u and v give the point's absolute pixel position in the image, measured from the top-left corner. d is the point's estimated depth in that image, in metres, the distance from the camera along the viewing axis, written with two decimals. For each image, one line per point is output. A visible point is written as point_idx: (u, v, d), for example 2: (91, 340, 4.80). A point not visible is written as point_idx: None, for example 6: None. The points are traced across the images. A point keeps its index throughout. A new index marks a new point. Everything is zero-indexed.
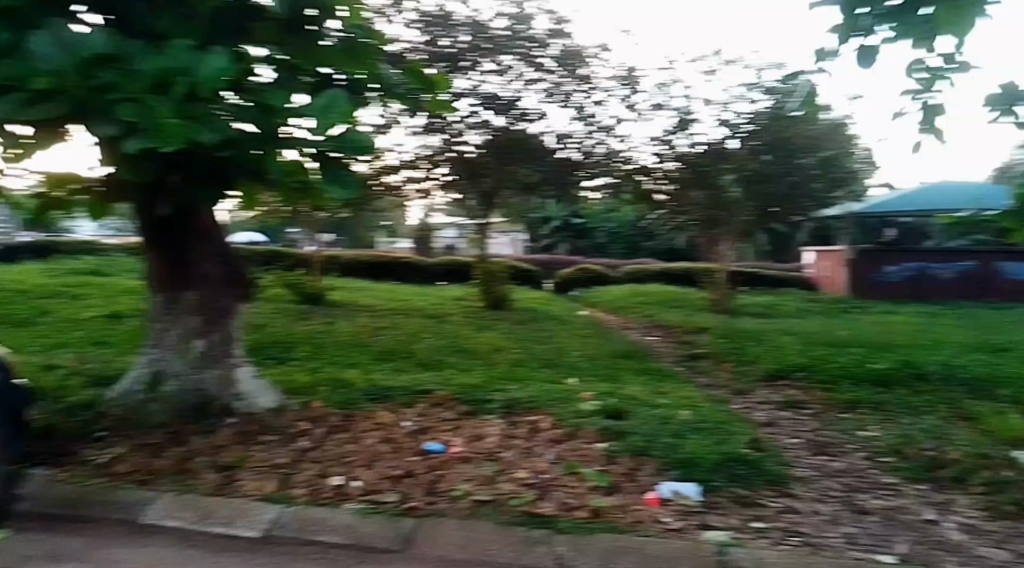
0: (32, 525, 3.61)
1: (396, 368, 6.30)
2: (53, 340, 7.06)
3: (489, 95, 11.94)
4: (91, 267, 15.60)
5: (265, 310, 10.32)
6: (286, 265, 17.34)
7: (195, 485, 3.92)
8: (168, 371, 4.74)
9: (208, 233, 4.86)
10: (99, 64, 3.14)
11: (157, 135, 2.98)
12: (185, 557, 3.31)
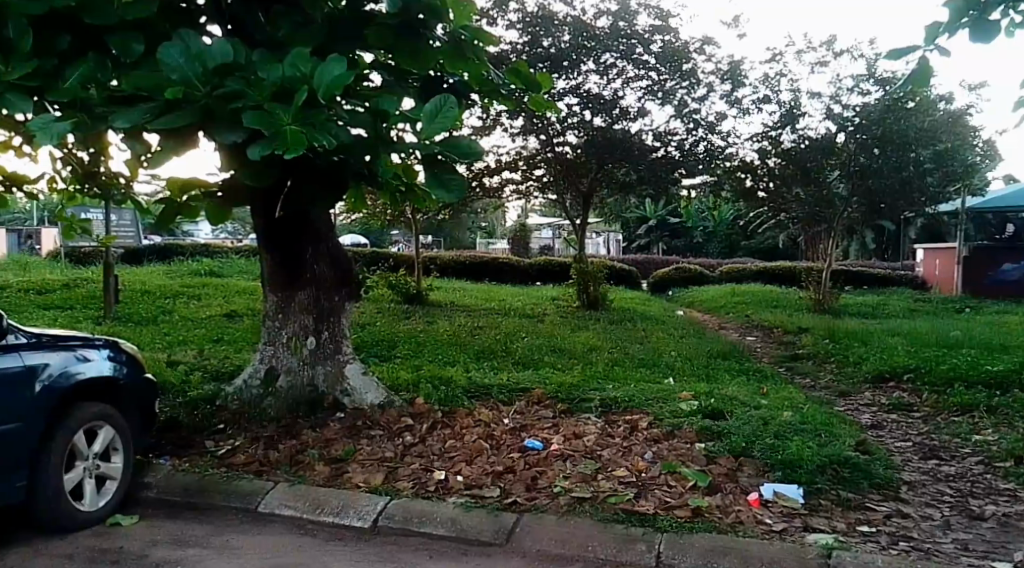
0: (160, 512, 3.87)
1: (494, 366, 6.45)
2: (175, 338, 7.51)
3: (590, 94, 11.95)
4: (210, 268, 16.45)
5: (372, 310, 10.67)
6: (388, 266, 17.85)
7: (308, 475, 4.09)
8: (281, 367, 5.02)
9: (319, 235, 5.09)
10: (224, 75, 3.35)
11: (281, 139, 3.09)
12: (300, 546, 3.49)
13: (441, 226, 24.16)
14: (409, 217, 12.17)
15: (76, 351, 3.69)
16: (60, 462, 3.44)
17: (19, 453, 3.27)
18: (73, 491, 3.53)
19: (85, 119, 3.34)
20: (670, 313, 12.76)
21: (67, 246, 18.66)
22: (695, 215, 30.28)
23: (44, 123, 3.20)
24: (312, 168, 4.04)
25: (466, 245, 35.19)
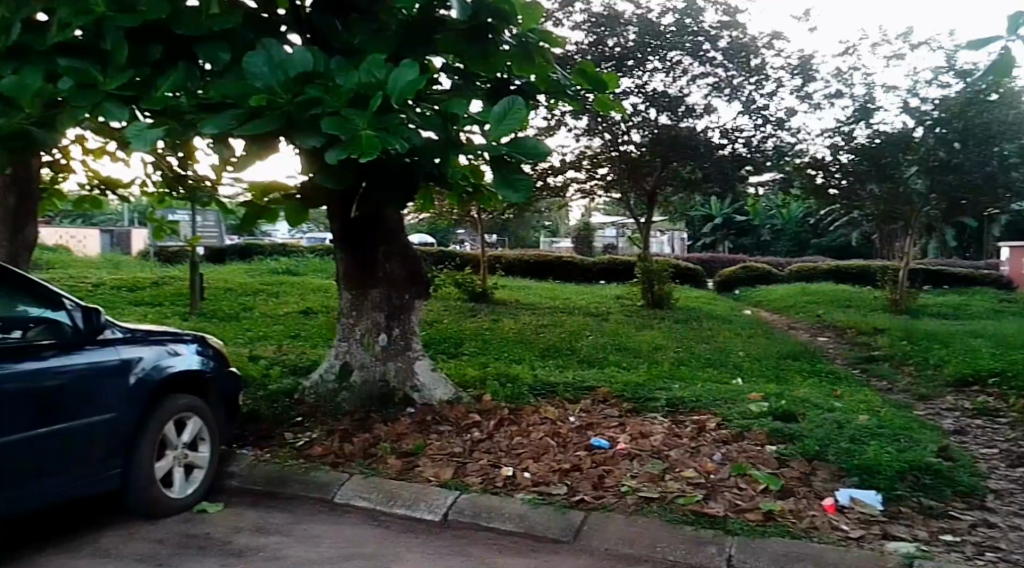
0: (242, 501, 3.98)
1: (559, 364, 6.45)
2: (256, 333, 7.75)
3: (654, 93, 11.86)
4: (285, 267, 16.87)
5: (442, 308, 10.81)
6: (454, 265, 18.01)
7: (381, 468, 4.16)
8: (355, 363, 5.12)
9: (391, 233, 5.18)
10: (304, 82, 3.40)
11: (356, 144, 3.16)
12: (375, 536, 3.54)
13: (505, 225, 24.30)
14: (475, 215, 12.29)
15: (167, 346, 3.82)
16: (150, 451, 3.56)
17: (115, 442, 3.40)
18: (163, 479, 3.66)
19: (175, 124, 3.45)
20: (739, 313, 12.52)
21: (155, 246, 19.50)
22: (762, 214, 29.82)
23: (138, 131, 3.28)
24: (384, 170, 4.11)
25: (528, 244, 35.32)
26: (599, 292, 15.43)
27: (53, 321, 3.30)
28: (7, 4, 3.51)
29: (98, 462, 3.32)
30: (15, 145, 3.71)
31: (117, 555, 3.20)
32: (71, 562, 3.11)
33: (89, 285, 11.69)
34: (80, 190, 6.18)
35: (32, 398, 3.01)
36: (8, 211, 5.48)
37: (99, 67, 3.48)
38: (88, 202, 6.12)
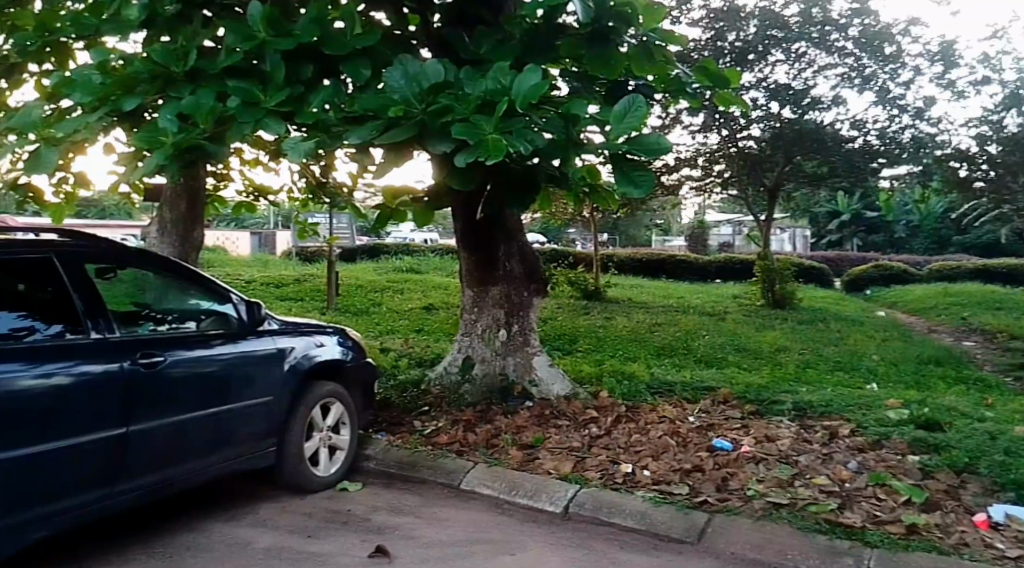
0: (378, 482, 4.62)
1: (676, 364, 6.31)
2: (385, 327, 7.94)
3: (778, 85, 12.81)
4: (410, 266, 17.57)
5: (556, 305, 10.99)
6: (570, 263, 18.23)
7: (503, 458, 4.52)
8: (476, 356, 5.44)
9: (513, 234, 5.43)
10: (436, 93, 3.83)
11: (484, 148, 3.51)
12: (497, 523, 3.94)
13: (622, 222, 24.18)
14: (587, 215, 12.53)
15: (315, 338, 4.74)
16: (298, 432, 4.46)
17: (270, 424, 4.31)
18: (311, 458, 4.55)
19: (325, 137, 4.10)
20: (868, 313, 12.24)
21: (297, 246, 20.83)
22: (897, 210, 28.72)
23: (294, 143, 3.98)
24: (506, 170, 4.29)
25: (644, 243, 35.04)
26: (714, 291, 15.09)
27: (221, 314, 4.25)
28: (187, 36, 4.40)
29: (258, 439, 4.24)
30: (185, 162, 4.18)
31: (273, 526, 4.03)
32: (239, 530, 3.99)
33: (241, 281, 12.51)
34: (239, 198, 6.45)
35: (209, 385, 3.94)
36: (182, 216, 5.84)
37: (260, 86, 4.14)
38: (246, 208, 6.37)
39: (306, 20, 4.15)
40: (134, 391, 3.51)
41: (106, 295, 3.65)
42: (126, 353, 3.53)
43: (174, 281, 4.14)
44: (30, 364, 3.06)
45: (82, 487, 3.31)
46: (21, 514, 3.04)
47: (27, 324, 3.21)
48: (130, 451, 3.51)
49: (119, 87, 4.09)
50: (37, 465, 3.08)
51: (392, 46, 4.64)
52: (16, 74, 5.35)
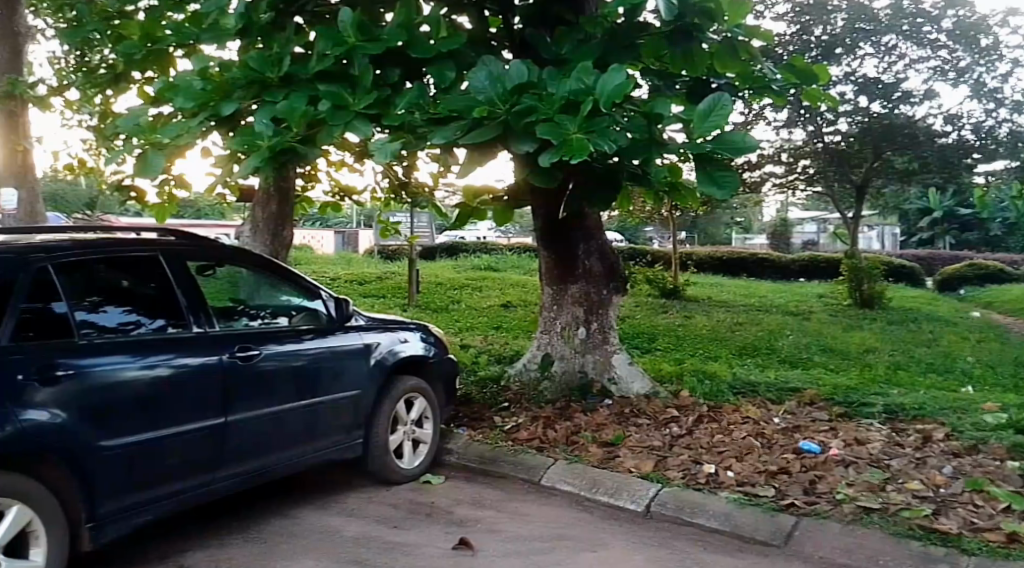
0: (460, 475, 4.72)
1: (759, 364, 6.21)
2: (464, 324, 8.07)
3: (866, 79, 12.60)
4: (488, 264, 17.82)
5: (634, 304, 10.94)
6: (647, 262, 18.14)
7: (583, 456, 4.54)
8: (555, 354, 5.47)
9: (592, 233, 5.45)
10: (520, 93, 3.89)
11: (568, 147, 3.53)
12: (579, 520, 3.95)
13: (700, 220, 23.78)
14: (664, 213, 12.44)
15: (400, 335, 4.87)
16: (385, 425, 4.60)
17: (358, 416, 4.46)
18: (396, 450, 4.68)
19: (411, 139, 4.24)
20: (960, 313, 11.78)
21: (378, 244, 21.38)
22: (993, 207, 27.50)
23: (381, 145, 4.09)
24: (588, 172, 4.33)
25: (723, 241, 34.34)
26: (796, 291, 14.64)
27: (311, 311, 4.41)
28: (280, 43, 4.59)
29: (347, 431, 4.40)
30: (278, 164, 4.36)
31: (362, 515, 4.16)
32: (329, 518, 4.15)
33: (326, 278, 12.92)
34: (325, 198, 6.73)
35: (301, 378, 4.10)
36: (272, 215, 6.10)
37: (350, 89, 4.29)
38: (332, 207, 6.63)
39: (393, 25, 4.27)
40: (232, 382, 3.70)
41: (206, 291, 3.84)
42: (225, 347, 3.71)
43: (268, 278, 4.31)
44: (136, 356, 3.28)
45: (186, 474, 3.50)
46: (133, 497, 3.26)
47: (133, 319, 3.41)
48: (229, 440, 3.69)
49: (218, 93, 4.33)
50: (145, 451, 3.30)
51: (475, 50, 4.71)
52: (122, 82, 5.68)
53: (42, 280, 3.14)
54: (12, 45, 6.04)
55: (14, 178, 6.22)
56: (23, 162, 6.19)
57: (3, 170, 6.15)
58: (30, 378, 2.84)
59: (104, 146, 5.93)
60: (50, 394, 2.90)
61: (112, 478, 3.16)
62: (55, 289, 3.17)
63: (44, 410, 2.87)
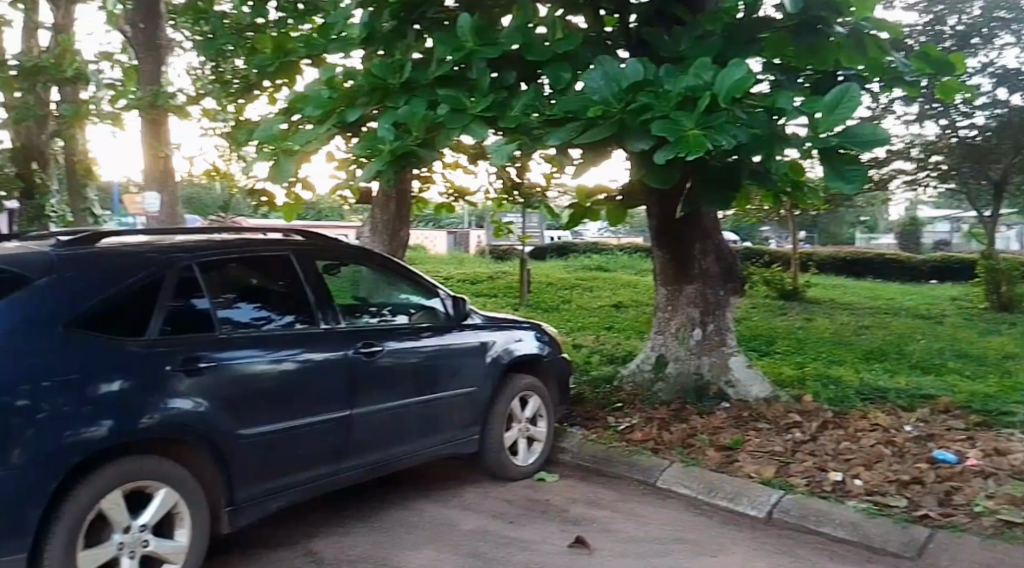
0: (574, 474, 4.75)
1: (888, 369, 5.96)
2: (577, 324, 8.12)
3: (1006, 70, 11.87)
4: (598, 265, 17.89)
5: (751, 306, 10.72)
6: (762, 262, 17.70)
7: (701, 459, 4.49)
8: (670, 355, 5.42)
9: (708, 232, 5.38)
10: (636, 91, 3.84)
11: (684, 144, 3.47)
12: (697, 524, 3.89)
13: (819, 219, 22.99)
14: (784, 212, 12.14)
15: (515, 333, 4.94)
16: (501, 422, 4.69)
17: (474, 413, 4.56)
18: (511, 447, 4.76)
19: (527, 139, 4.28)
20: None
21: (488, 244, 21.82)
22: None
23: (498, 147, 4.13)
24: (708, 172, 4.23)
25: (843, 240, 32.99)
26: (924, 293, 13.91)
27: (429, 309, 4.53)
28: (401, 50, 4.74)
29: (464, 427, 4.51)
30: (399, 168, 4.48)
31: (477, 510, 4.24)
32: (446, 511, 4.25)
33: (440, 277, 13.27)
34: (441, 199, 6.94)
35: (420, 374, 4.23)
36: (391, 216, 6.34)
37: (468, 93, 4.36)
38: (446, 208, 6.83)
39: (510, 29, 4.35)
40: (355, 376, 3.86)
41: (332, 289, 4.02)
42: (348, 343, 3.89)
43: (389, 277, 4.45)
44: (268, 350, 3.48)
45: (315, 463, 3.68)
46: (267, 484, 3.47)
47: (264, 315, 3.61)
48: (353, 432, 3.86)
49: (345, 100, 4.54)
50: (278, 442, 3.49)
51: (591, 50, 4.72)
52: (253, 91, 6.01)
53: (188, 277, 3.38)
54: (156, 58, 6.50)
55: (156, 182, 6.72)
56: (165, 167, 6.69)
57: (147, 175, 6.65)
58: (176, 369, 3.09)
59: (238, 152, 6.32)
60: (193, 384, 3.14)
61: (249, 465, 3.38)
62: (197, 285, 3.41)
63: (187, 399, 3.11)
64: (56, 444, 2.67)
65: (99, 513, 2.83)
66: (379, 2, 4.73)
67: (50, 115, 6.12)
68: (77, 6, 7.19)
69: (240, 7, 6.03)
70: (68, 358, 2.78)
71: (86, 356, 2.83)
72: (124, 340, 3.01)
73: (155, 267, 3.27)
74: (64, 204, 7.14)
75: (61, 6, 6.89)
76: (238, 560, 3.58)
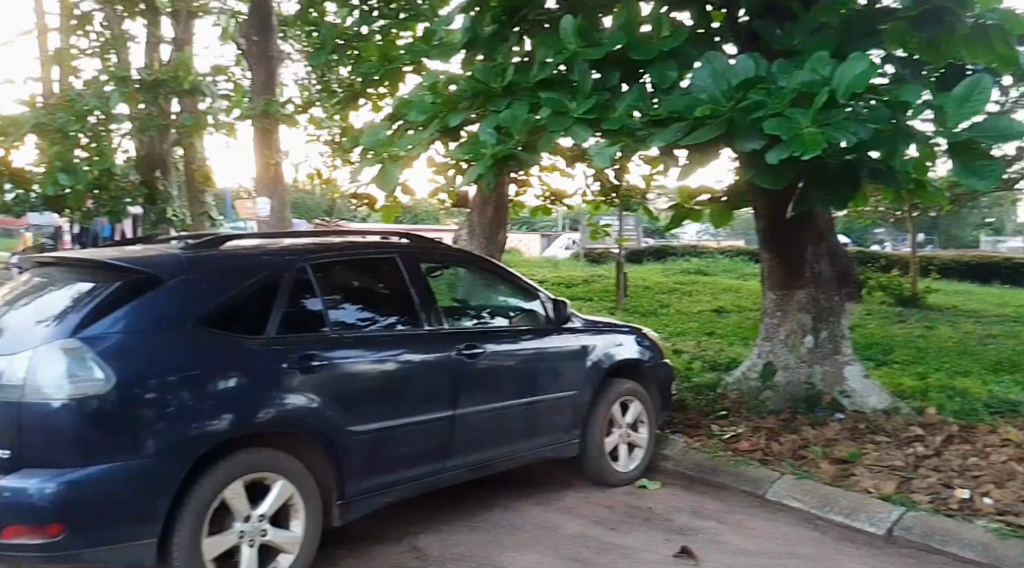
0: (677, 483, 4.64)
1: (1020, 381, 5.59)
2: (677, 329, 7.98)
3: None
4: (698, 269, 17.59)
5: (863, 312, 10.30)
6: (872, 266, 16.96)
7: (814, 471, 4.31)
8: (778, 362, 5.24)
9: (821, 236, 5.22)
10: (747, 89, 3.70)
11: (799, 143, 3.28)
12: (809, 538, 3.73)
13: (936, 221, 21.83)
14: (898, 214, 11.58)
15: (616, 337, 4.87)
16: (601, 427, 4.64)
17: (575, 416, 4.52)
18: (612, 453, 4.69)
19: (630, 140, 4.18)
20: None
21: (583, 247, 21.80)
22: None
23: (600, 149, 4.05)
24: (823, 172, 4.06)
25: (959, 243, 31.23)
26: None
27: (529, 311, 4.51)
28: (503, 54, 4.74)
29: (564, 430, 4.47)
30: (499, 171, 4.41)
31: (578, 514, 4.20)
32: (547, 514, 4.22)
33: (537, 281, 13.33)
34: (537, 202, 6.98)
35: (521, 377, 4.23)
36: (490, 220, 6.41)
37: (569, 96, 4.29)
38: (544, 211, 6.85)
39: (613, 28, 4.29)
40: (458, 376, 3.89)
41: (435, 291, 4.05)
42: (451, 344, 3.92)
43: (489, 279, 4.45)
44: (373, 350, 3.54)
45: (420, 461, 3.73)
46: (375, 479, 3.53)
47: (369, 316, 3.66)
48: (456, 432, 3.88)
49: (448, 105, 4.60)
50: (386, 438, 3.55)
51: (697, 47, 4.62)
52: (358, 99, 6.19)
53: (301, 278, 3.48)
54: (267, 68, 6.79)
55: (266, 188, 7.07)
56: (275, 174, 6.98)
57: (259, 182, 6.97)
58: (291, 366, 3.20)
59: (344, 159, 6.52)
60: (307, 380, 3.23)
61: (358, 461, 3.45)
62: (310, 286, 3.50)
63: (301, 395, 3.20)
64: (183, 435, 2.80)
65: (222, 502, 2.95)
66: (482, 6, 4.86)
67: (171, 125, 6.50)
68: (195, 21, 7.59)
69: (345, 16, 6.16)
70: (194, 354, 2.91)
71: (209, 353, 2.96)
72: (244, 337, 3.12)
73: (273, 267, 3.38)
74: (184, 209, 7.59)
75: (180, 21, 7.29)
76: (346, 553, 3.67)
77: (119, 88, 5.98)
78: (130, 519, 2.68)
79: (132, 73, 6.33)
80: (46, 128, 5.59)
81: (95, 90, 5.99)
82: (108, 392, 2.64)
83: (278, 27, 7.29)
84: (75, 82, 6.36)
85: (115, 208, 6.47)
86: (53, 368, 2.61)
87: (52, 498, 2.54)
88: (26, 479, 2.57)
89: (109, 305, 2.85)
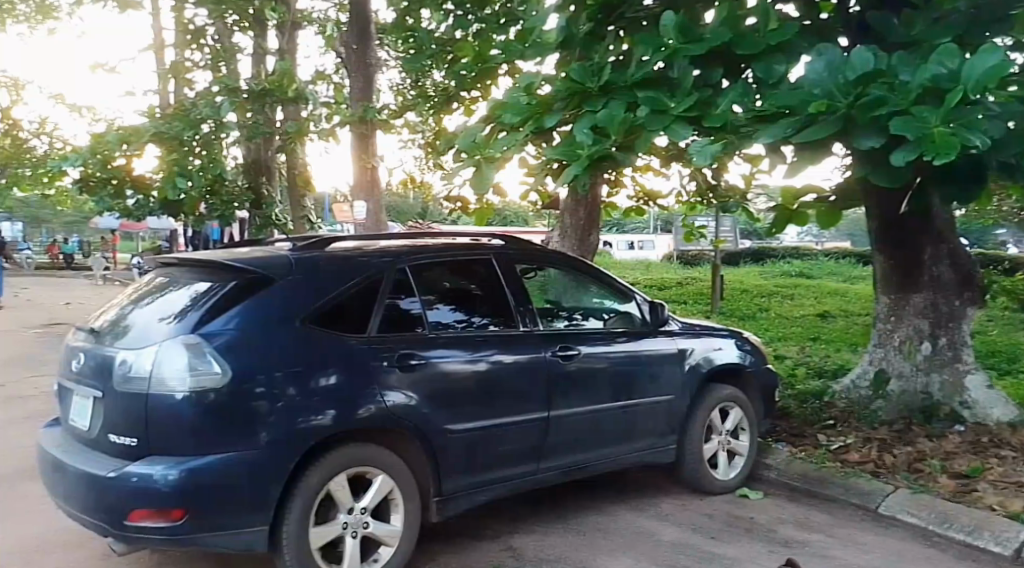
0: (780, 492, 4.49)
1: None
2: (778, 334, 7.71)
3: None
4: (797, 271, 16.98)
5: (983, 317, 9.68)
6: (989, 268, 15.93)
7: (932, 486, 4.08)
8: (892, 371, 5.01)
9: (941, 235, 4.94)
10: (866, 84, 3.51)
11: (930, 143, 3.11)
12: (927, 557, 3.52)
13: None
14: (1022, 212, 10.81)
15: (715, 341, 4.74)
16: (699, 433, 4.53)
17: (671, 422, 4.43)
18: (711, 460, 4.57)
19: (732, 139, 4.06)
20: None
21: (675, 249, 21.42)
22: None
23: (702, 148, 3.94)
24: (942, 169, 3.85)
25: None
26: None
27: (625, 313, 4.43)
28: (599, 53, 4.68)
29: (660, 435, 4.39)
30: (595, 172, 4.36)
31: (676, 521, 4.11)
32: (642, 520, 4.15)
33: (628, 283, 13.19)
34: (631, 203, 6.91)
35: (617, 380, 4.17)
36: (584, 222, 6.38)
37: (669, 94, 4.18)
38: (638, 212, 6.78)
39: (717, 23, 4.15)
40: (552, 378, 3.87)
41: (530, 292, 4.04)
42: (547, 346, 3.91)
43: (583, 280, 4.39)
44: (467, 350, 3.56)
45: (515, 461, 3.73)
46: (471, 478, 3.56)
47: (465, 317, 3.69)
48: (550, 434, 3.86)
49: (543, 107, 4.56)
50: (482, 438, 3.57)
51: (805, 38, 4.44)
52: (453, 102, 6.28)
53: (401, 278, 3.53)
54: (366, 75, 6.98)
55: (364, 192, 7.27)
56: (372, 177, 7.18)
57: (358, 186, 7.18)
58: (390, 364, 3.26)
59: (439, 162, 6.62)
60: (405, 378, 3.29)
61: (456, 459, 3.48)
62: (410, 286, 3.55)
63: (400, 393, 3.26)
64: (291, 429, 2.89)
65: (328, 494, 3.03)
66: (578, 4, 4.78)
67: (276, 132, 6.75)
68: (298, 31, 7.87)
69: (441, 22, 6.25)
70: (301, 352, 3.00)
71: (315, 351, 3.05)
72: (348, 336, 3.20)
73: (376, 268, 3.44)
74: (287, 213, 7.90)
75: (285, 32, 7.60)
76: (444, 549, 3.71)
77: (229, 98, 6.27)
78: (243, 506, 2.79)
79: (241, 83, 6.55)
80: (163, 136, 5.88)
81: (207, 100, 6.28)
82: (224, 386, 2.76)
83: (376, 34, 7.49)
84: (188, 93, 6.71)
85: (224, 211, 6.81)
86: (175, 363, 2.75)
87: (174, 484, 2.67)
88: (151, 466, 2.71)
89: (226, 303, 2.97)
